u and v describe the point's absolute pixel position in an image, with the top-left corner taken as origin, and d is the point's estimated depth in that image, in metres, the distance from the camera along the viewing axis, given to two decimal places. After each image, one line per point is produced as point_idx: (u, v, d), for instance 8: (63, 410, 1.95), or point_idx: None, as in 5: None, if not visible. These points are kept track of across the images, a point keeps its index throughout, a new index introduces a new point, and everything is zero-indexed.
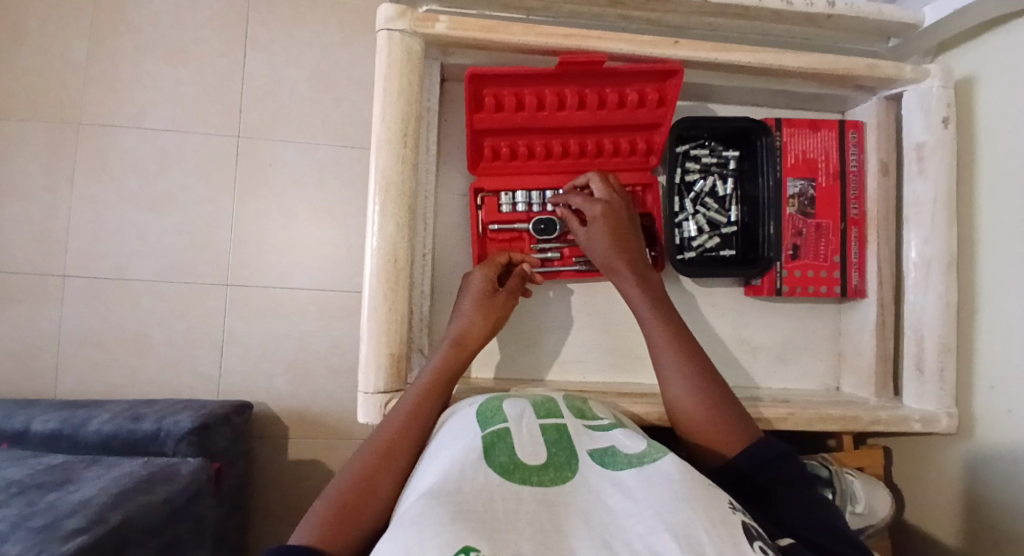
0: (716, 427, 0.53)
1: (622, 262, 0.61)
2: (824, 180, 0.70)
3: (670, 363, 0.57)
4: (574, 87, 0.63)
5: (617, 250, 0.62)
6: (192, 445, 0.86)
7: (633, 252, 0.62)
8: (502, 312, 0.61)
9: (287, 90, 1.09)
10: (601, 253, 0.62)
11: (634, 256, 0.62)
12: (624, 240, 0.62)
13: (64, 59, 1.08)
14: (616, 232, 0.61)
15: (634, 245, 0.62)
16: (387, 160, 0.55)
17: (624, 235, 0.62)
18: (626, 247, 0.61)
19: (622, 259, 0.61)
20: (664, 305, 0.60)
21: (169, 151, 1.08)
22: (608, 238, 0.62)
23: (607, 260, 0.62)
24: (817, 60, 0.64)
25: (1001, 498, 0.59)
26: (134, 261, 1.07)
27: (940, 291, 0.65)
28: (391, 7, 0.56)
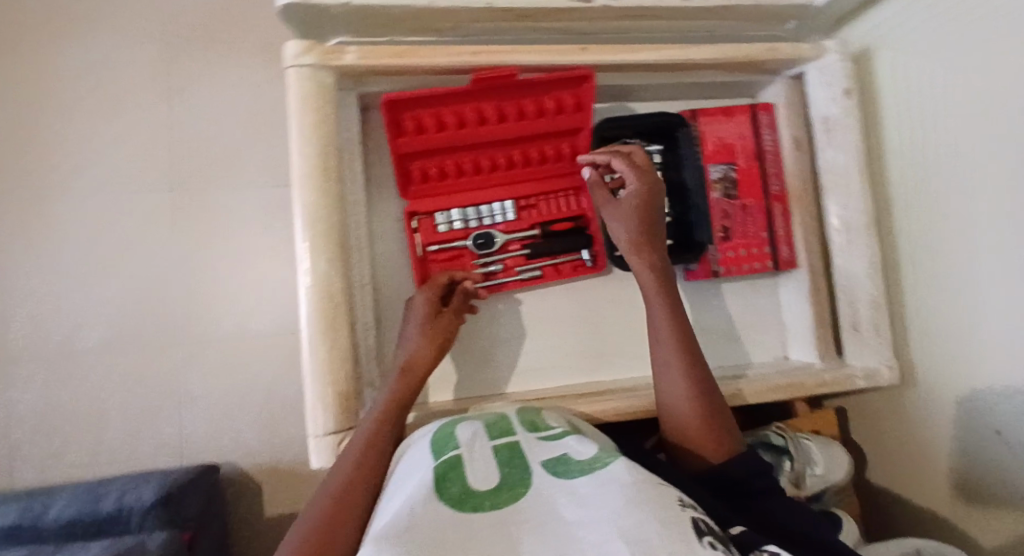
0: (712, 433, 0.56)
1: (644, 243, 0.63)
2: (744, 162, 0.73)
3: (672, 362, 0.59)
4: (492, 101, 0.65)
5: (642, 228, 0.63)
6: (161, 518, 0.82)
7: (659, 235, 0.64)
8: (448, 333, 0.61)
9: (219, 134, 1.06)
10: (632, 223, 0.63)
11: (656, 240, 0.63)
12: (650, 220, 0.63)
13: None
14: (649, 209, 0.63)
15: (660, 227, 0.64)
16: (310, 197, 0.55)
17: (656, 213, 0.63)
18: (651, 227, 0.63)
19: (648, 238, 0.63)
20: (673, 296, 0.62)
21: (98, 214, 1.04)
22: (638, 212, 0.63)
23: (632, 236, 0.63)
24: (721, 51, 0.66)
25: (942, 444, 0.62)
26: (73, 334, 1.02)
27: (865, 253, 0.68)
28: (297, 44, 0.56)
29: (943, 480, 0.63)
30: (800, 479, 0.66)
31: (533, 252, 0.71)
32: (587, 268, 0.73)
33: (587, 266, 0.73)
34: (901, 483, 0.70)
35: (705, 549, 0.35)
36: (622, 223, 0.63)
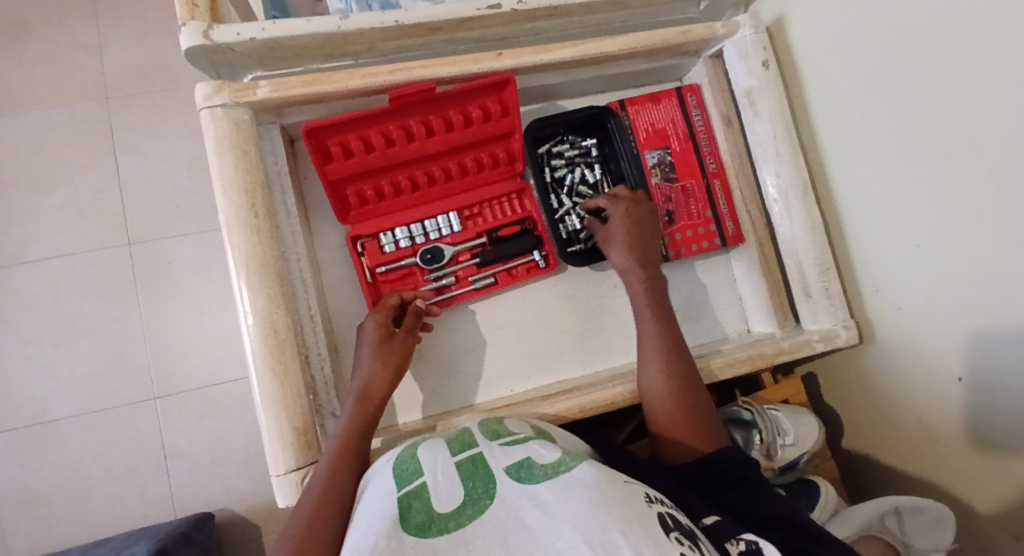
0: (692, 424, 0.58)
1: (636, 255, 0.67)
2: (677, 144, 0.77)
3: (651, 359, 0.62)
4: (418, 117, 0.65)
5: (633, 245, 0.68)
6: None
7: (647, 250, 0.68)
8: (403, 353, 0.61)
9: (169, 182, 1.15)
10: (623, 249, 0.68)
11: (646, 254, 0.68)
12: (639, 241, 0.68)
13: None
14: (633, 225, 0.68)
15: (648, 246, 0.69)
16: (241, 235, 0.55)
17: (642, 235, 0.68)
18: (641, 243, 0.68)
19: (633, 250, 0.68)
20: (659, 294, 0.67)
21: (60, 282, 1.12)
22: (624, 227, 0.68)
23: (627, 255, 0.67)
24: (634, 40, 0.68)
25: (896, 396, 0.64)
26: (51, 401, 1.10)
27: (803, 217, 0.69)
28: (207, 85, 0.56)
29: (903, 430, 0.64)
30: (771, 450, 0.67)
31: (484, 260, 0.71)
32: (539, 269, 0.73)
33: (540, 267, 0.73)
34: (867, 438, 0.72)
35: (671, 544, 0.36)
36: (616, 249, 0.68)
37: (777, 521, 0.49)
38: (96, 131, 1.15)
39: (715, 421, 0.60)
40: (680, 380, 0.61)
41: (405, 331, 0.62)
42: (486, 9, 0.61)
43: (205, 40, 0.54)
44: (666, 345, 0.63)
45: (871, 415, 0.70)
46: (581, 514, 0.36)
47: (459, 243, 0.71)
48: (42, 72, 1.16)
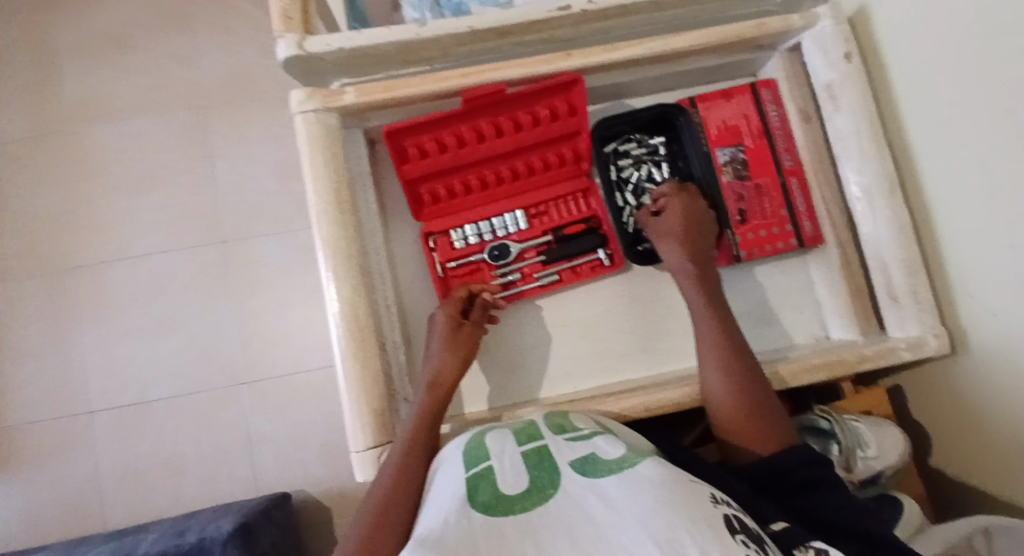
0: (756, 424, 0.57)
1: (686, 247, 0.67)
2: (751, 141, 0.75)
3: (710, 354, 0.61)
4: (488, 118, 0.68)
5: (684, 237, 0.67)
6: (237, 547, 0.93)
7: (699, 245, 0.68)
8: (470, 345, 0.63)
9: (256, 186, 1.25)
10: (671, 239, 0.67)
11: (697, 249, 0.67)
12: (690, 234, 0.67)
13: (55, 221, 1.25)
14: (680, 209, 0.68)
15: (700, 241, 0.68)
16: (329, 230, 0.59)
17: (695, 229, 0.68)
18: (693, 237, 0.67)
19: (676, 234, 0.67)
20: (712, 291, 0.66)
21: (162, 276, 1.24)
22: (676, 217, 0.68)
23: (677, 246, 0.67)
24: (705, 36, 0.68)
25: (989, 414, 0.59)
26: (152, 384, 1.22)
27: (888, 216, 0.66)
28: (301, 92, 0.61)
29: (996, 450, 0.59)
30: (850, 463, 0.64)
31: (549, 257, 0.73)
32: (604, 267, 0.73)
33: (604, 265, 0.73)
34: (958, 458, 0.67)
35: (738, 547, 0.35)
36: (665, 237, 0.68)
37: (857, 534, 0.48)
38: (195, 138, 1.27)
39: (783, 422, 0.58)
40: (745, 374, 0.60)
41: (473, 323, 0.65)
42: (556, 11, 0.62)
43: (298, 50, 0.59)
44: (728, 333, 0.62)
45: (963, 432, 0.64)
46: (647, 510, 0.37)
47: (524, 240, 0.73)
48: (148, 86, 1.28)
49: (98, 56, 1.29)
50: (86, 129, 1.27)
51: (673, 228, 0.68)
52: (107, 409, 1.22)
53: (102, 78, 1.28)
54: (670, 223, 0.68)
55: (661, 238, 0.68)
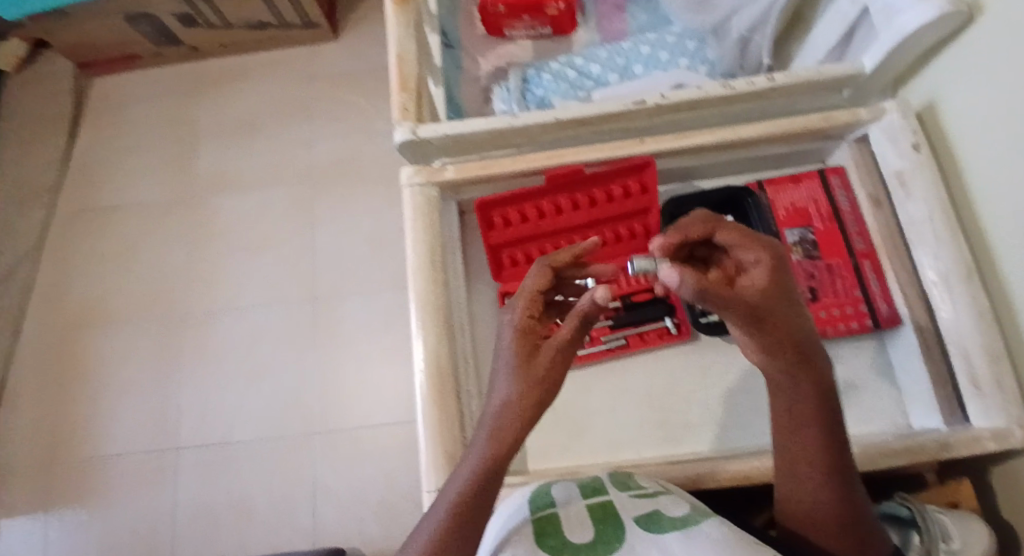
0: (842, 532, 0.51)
1: (770, 332, 0.47)
2: (821, 223, 0.78)
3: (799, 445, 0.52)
4: (567, 194, 0.77)
5: (771, 317, 0.47)
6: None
7: (787, 327, 0.47)
8: (551, 371, 0.51)
9: (351, 251, 1.40)
10: (755, 319, 0.46)
11: (784, 331, 0.47)
12: (779, 313, 0.47)
13: (173, 273, 1.43)
14: (779, 259, 0.48)
15: (789, 320, 0.48)
16: (422, 286, 0.67)
17: (786, 303, 0.47)
18: (783, 317, 0.47)
19: (782, 302, 0.47)
20: (812, 373, 0.50)
21: (260, 326, 1.37)
22: (765, 284, 0.47)
23: (760, 327, 0.47)
24: (772, 127, 0.73)
25: None
26: (236, 426, 1.32)
27: (967, 301, 0.64)
28: (410, 170, 0.72)
29: None
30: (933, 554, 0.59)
31: (617, 322, 0.77)
32: (671, 335, 0.78)
33: (672, 333, 0.78)
34: None
35: None
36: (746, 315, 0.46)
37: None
38: (304, 207, 1.44)
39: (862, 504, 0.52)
40: (835, 444, 0.52)
41: (551, 350, 0.51)
42: (632, 105, 0.71)
43: (412, 136, 0.70)
44: (825, 400, 0.51)
45: None
46: None
47: None
48: (271, 162, 1.49)
49: (231, 136, 1.52)
50: (215, 196, 1.48)
51: (777, 292, 0.47)
52: (191, 446, 1.32)
53: (234, 154, 1.50)
54: (771, 285, 0.47)
55: (739, 317, 0.46)
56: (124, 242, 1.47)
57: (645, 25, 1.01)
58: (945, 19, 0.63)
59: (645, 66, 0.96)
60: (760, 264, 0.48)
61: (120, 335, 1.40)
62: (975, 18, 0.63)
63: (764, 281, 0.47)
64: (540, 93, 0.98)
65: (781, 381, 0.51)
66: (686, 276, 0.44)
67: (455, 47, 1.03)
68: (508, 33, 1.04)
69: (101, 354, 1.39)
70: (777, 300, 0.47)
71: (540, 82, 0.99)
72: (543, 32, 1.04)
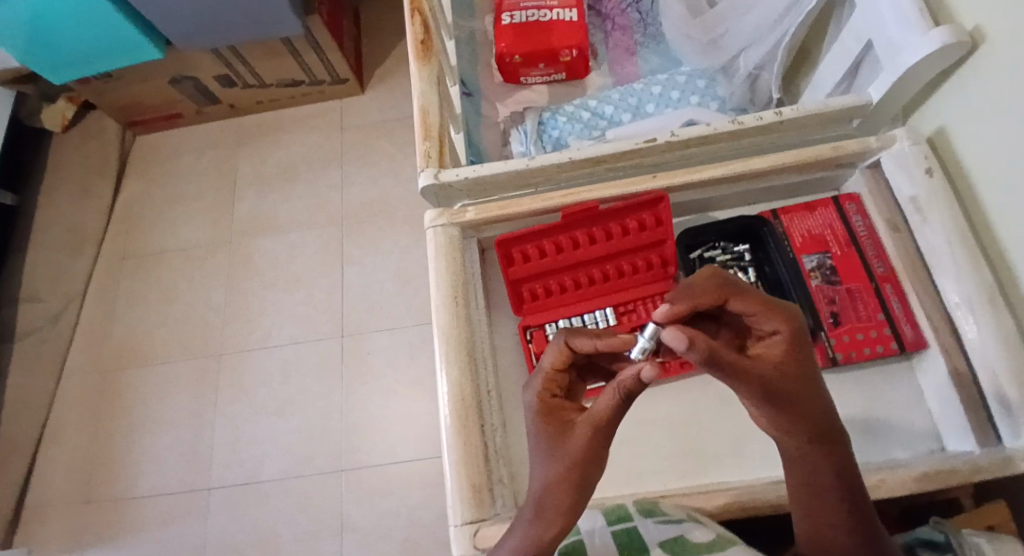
0: None
1: (785, 408, 0.47)
2: (838, 249, 0.79)
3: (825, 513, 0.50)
4: (584, 229, 0.80)
5: (787, 394, 0.47)
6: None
7: (801, 403, 0.48)
8: (584, 452, 0.46)
9: (377, 289, 1.44)
10: (767, 393, 0.46)
11: (798, 406, 0.48)
12: (793, 390, 0.47)
13: (208, 314, 1.49)
14: (798, 333, 0.48)
15: (804, 396, 0.48)
16: (446, 320, 0.70)
17: (801, 380, 0.48)
18: (799, 393, 0.47)
19: (797, 377, 0.47)
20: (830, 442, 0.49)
21: (291, 362, 1.41)
22: (781, 360, 0.47)
23: (776, 402, 0.47)
24: (783, 158, 0.75)
25: None
26: (265, 463, 1.34)
27: (991, 323, 0.64)
28: (433, 212, 0.76)
29: None
30: None
31: None
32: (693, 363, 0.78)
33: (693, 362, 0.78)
34: None
35: None
36: (762, 391, 0.46)
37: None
38: (333, 248, 1.50)
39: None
40: (860, 519, 0.49)
41: (586, 427, 0.46)
42: (644, 143, 0.74)
43: (435, 180, 0.74)
44: (846, 477, 0.49)
45: None
46: None
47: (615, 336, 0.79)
48: (302, 207, 1.56)
49: (265, 184, 1.60)
50: (248, 240, 1.55)
51: (792, 366, 0.47)
52: (222, 485, 1.34)
53: (267, 200, 1.58)
54: (788, 360, 0.47)
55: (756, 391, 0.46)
56: (164, 286, 1.54)
57: (656, 68, 1.06)
58: (948, 50, 0.65)
59: (657, 105, 1.00)
60: (777, 336, 0.48)
61: (157, 374, 1.45)
62: (977, 48, 0.65)
63: (780, 355, 0.47)
64: (556, 134, 1.03)
65: (797, 457, 0.49)
66: (699, 340, 0.42)
67: (474, 94, 1.10)
68: (525, 80, 1.09)
69: (139, 394, 1.44)
70: (792, 375, 0.47)
71: (556, 124, 1.03)
72: (557, 78, 1.09)
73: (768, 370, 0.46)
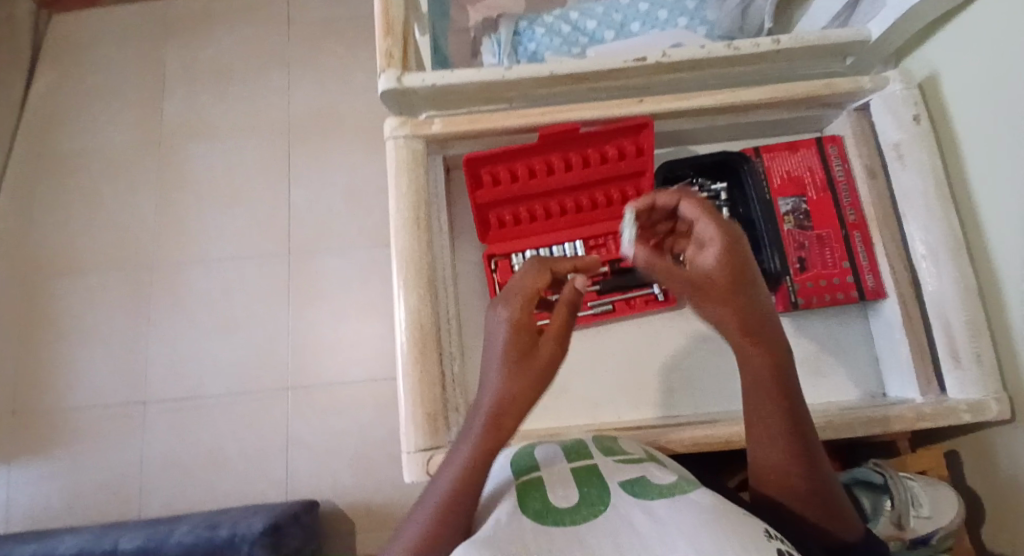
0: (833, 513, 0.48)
1: (726, 317, 0.48)
2: (814, 193, 0.77)
3: (765, 437, 0.49)
4: (559, 153, 0.74)
5: (727, 303, 0.48)
6: (265, 545, 0.99)
7: (747, 314, 0.48)
8: (547, 369, 0.46)
9: (327, 208, 1.35)
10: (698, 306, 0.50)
11: (744, 316, 0.48)
12: (733, 298, 0.48)
13: (138, 223, 1.37)
14: (730, 243, 0.47)
15: (747, 307, 0.48)
16: (405, 243, 0.65)
17: (741, 289, 0.47)
18: (739, 306, 0.48)
19: (735, 287, 0.47)
20: (771, 353, 0.49)
21: (234, 279, 1.33)
22: (722, 269, 0.47)
23: (710, 310, 0.49)
24: (774, 91, 0.71)
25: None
26: (207, 380, 1.28)
27: (954, 274, 0.65)
28: (394, 120, 0.69)
29: None
30: (902, 519, 0.61)
31: (604, 287, 0.76)
32: (658, 301, 0.77)
33: (659, 300, 0.76)
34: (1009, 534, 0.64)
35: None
36: (698, 300, 0.49)
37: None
38: (278, 158, 1.38)
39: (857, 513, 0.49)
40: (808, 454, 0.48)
41: (553, 344, 0.47)
42: (633, 62, 0.68)
43: (397, 84, 0.66)
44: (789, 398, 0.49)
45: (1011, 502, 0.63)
46: (693, 532, 0.40)
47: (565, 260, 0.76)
48: (243, 111, 1.41)
49: (200, 81, 1.43)
50: (182, 142, 1.40)
51: (729, 279, 0.47)
52: (160, 400, 1.28)
53: (204, 100, 1.42)
54: (723, 270, 0.47)
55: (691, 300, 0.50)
56: (87, 191, 1.39)
57: None
58: None
59: (642, 24, 0.93)
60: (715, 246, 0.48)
61: (82, 284, 1.34)
62: None
63: (713, 265, 0.47)
64: (532, 47, 0.94)
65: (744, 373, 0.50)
66: (638, 253, 0.52)
67: None
68: None
69: (62, 304, 1.33)
70: (730, 285, 0.47)
71: (532, 36, 0.94)
72: None
73: (700, 278, 0.48)
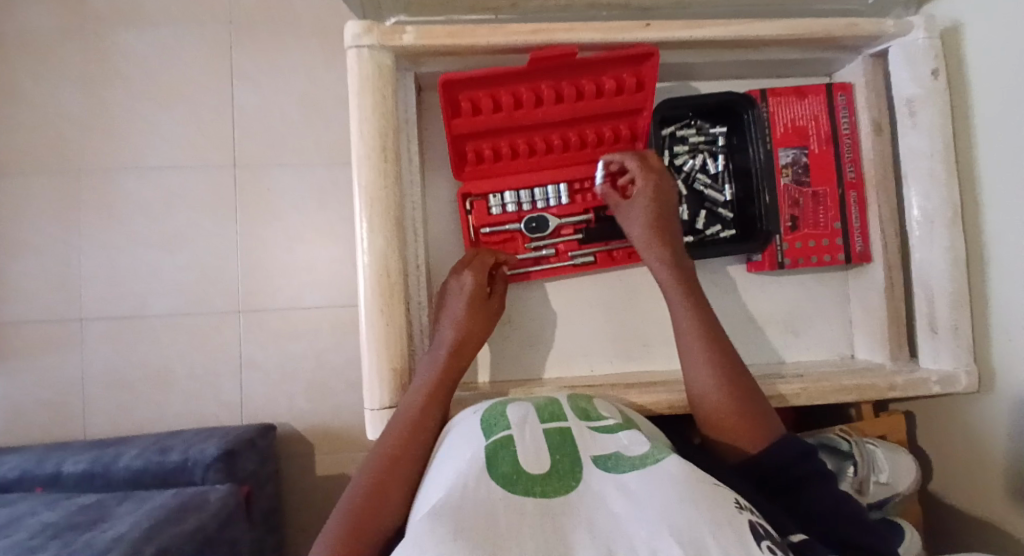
0: (748, 421, 0.55)
1: (652, 234, 0.65)
2: (817, 146, 0.71)
3: (696, 353, 0.59)
4: (550, 81, 0.65)
5: (655, 223, 0.65)
6: (219, 471, 0.95)
7: (668, 236, 0.65)
8: (493, 315, 0.64)
9: (280, 115, 1.21)
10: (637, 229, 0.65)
11: (665, 233, 0.65)
12: (660, 219, 0.65)
13: (60, 118, 1.20)
14: (656, 182, 0.66)
15: (669, 227, 0.65)
16: (369, 177, 0.57)
17: (663, 215, 0.65)
18: (663, 226, 0.65)
19: (660, 211, 0.65)
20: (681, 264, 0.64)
21: (176, 188, 1.20)
22: (647, 202, 0.65)
23: (642, 232, 0.65)
24: (791, 26, 0.64)
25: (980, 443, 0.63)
26: (150, 298, 1.19)
27: (945, 244, 0.63)
28: (357, 25, 0.58)
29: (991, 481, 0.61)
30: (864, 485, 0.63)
31: (588, 236, 0.71)
32: None
33: None
34: (948, 489, 0.68)
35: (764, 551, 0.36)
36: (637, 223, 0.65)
37: (852, 520, 0.48)
38: (221, 54, 1.21)
39: (775, 415, 0.56)
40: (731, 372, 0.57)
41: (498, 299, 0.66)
42: None
43: None
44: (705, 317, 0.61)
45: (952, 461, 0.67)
46: (670, 507, 0.38)
47: (545, 205, 0.70)
48: None
49: None
50: (105, 26, 1.21)
51: (655, 207, 0.65)
52: (99, 317, 1.18)
53: None
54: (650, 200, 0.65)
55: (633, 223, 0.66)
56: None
57: None
58: None
59: None
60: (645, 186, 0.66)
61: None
62: None
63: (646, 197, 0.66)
64: None
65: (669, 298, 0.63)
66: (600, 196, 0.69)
67: None
68: None
69: None
70: (656, 212, 0.65)
71: None
72: None
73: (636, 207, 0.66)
